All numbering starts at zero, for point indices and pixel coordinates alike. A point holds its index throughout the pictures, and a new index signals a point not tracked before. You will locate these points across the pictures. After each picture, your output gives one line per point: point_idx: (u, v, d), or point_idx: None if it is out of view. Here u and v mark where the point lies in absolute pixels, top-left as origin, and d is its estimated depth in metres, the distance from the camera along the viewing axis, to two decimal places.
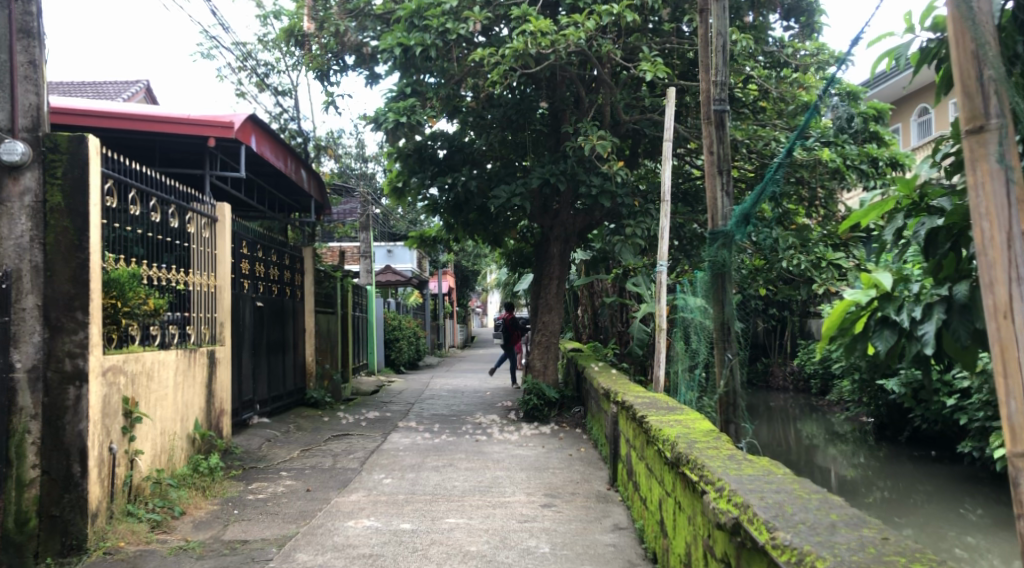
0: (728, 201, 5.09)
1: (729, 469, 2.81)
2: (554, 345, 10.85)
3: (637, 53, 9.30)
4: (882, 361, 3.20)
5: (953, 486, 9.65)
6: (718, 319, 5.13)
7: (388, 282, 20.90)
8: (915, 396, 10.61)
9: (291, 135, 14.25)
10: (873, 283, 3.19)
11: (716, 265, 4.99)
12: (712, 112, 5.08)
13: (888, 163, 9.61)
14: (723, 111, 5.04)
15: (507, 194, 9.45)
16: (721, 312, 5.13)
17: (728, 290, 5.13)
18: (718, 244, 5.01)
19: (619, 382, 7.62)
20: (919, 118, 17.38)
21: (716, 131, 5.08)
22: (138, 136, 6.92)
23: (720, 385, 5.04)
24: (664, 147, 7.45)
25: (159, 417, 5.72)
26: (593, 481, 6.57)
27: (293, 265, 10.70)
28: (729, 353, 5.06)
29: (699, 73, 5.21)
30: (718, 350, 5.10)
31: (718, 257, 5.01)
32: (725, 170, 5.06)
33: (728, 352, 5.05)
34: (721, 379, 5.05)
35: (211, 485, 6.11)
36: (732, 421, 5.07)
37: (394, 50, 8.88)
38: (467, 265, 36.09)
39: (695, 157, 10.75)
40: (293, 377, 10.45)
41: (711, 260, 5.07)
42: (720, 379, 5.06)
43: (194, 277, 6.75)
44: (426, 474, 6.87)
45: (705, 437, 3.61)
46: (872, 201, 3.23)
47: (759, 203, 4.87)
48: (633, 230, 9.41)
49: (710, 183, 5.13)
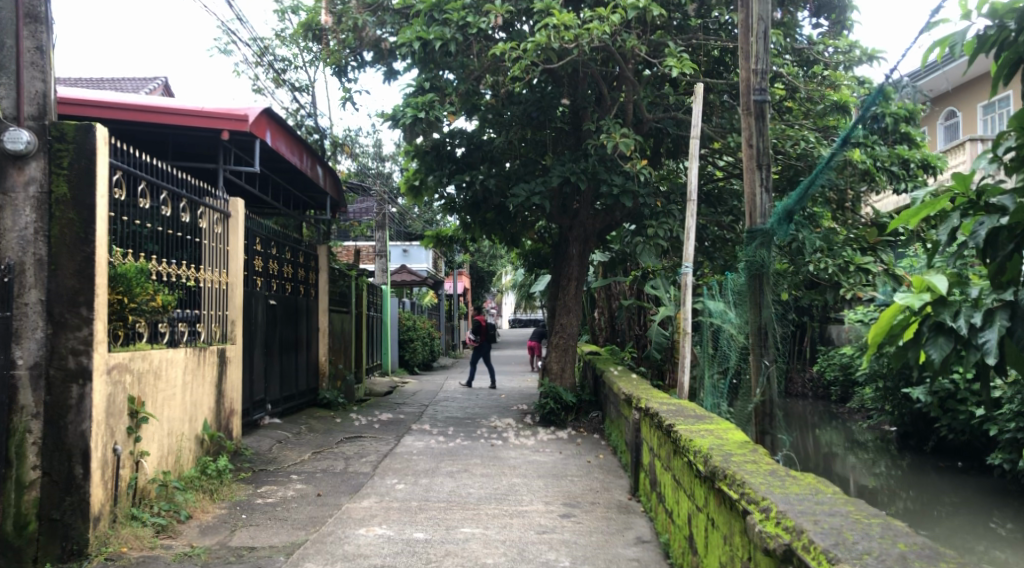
0: (766, 197, 4.88)
1: (773, 487, 2.59)
2: (572, 347, 10.60)
3: (662, 49, 9.06)
4: (935, 371, 2.91)
5: (982, 498, 9.32)
6: (754, 323, 4.89)
7: (403, 282, 20.74)
8: (942, 406, 10.33)
9: (308, 132, 14.12)
10: (926, 286, 2.90)
11: (754, 266, 4.81)
12: (752, 103, 4.91)
13: (920, 165, 9.45)
14: (763, 102, 4.88)
15: (526, 192, 9.24)
16: (757, 316, 4.89)
17: (765, 293, 4.90)
18: (757, 244, 4.81)
19: (641, 387, 7.37)
20: (946, 121, 17.02)
21: (757, 123, 4.90)
22: (152, 129, 6.79)
23: (755, 393, 4.82)
24: (692, 144, 7.17)
25: (166, 418, 5.56)
26: (613, 490, 6.34)
27: (308, 263, 10.54)
28: (766, 360, 4.83)
29: (739, 62, 5.02)
30: (754, 356, 4.87)
31: (755, 257, 4.82)
32: (764, 164, 4.87)
33: (764, 359, 4.83)
34: (757, 388, 4.81)
35: (220, 488, 5.94)
36: (768, 433, 4.81)
37: (413, 44, 8.70)
38: (483, 266, 35.98)
39: (719, 156, 10.48)
40: (306, 377, 10.28)
41: (748, 259, 4.87)
42: (756, 388, 4.84)
43: (205, 274, 6.58)
44: (440, 480, 6.65)
45: (741, 450, 3.37)
46: (926, 199, 2.94)
47: (805, 200, 4.67)
48: (655, 232, 9.16)
49: (747, 178, 4.94)
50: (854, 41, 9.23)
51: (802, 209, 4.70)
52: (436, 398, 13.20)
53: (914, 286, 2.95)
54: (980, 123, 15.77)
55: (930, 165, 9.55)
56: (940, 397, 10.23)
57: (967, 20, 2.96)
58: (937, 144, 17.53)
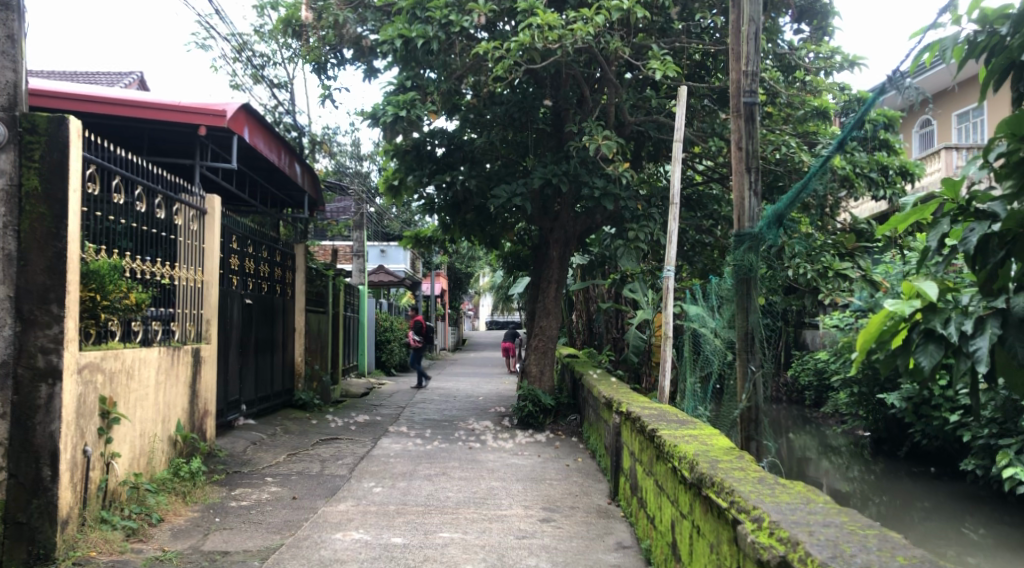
0: (755, 201, 4.86)
1: (764, 495, 2.57)
2: (551, 350, 10.56)
3: (645, 52, 9.05)
4: (924, 378, 2.91)
5: (954, 502, 9.43)
6: (741, 328, 4.88)
7: (380, 283, 20.56)
8: (916, 411, 10.42)
9: (285, 129, 13.93)
10: (916, 293, 2.89)
11: (742, 270, 4.80)
12: (742, 105, 4.89)
13: (898, 173, 9.63)
14: (753, 104, 4.86)
15: (508, 194, 9.19)
16: (745, 321, 4.87)
17: (753, 297, 4.89)
18: (745, 247, 4.79)
19: (620, 391, 7.34)
20: (921, 129, 17.26)
21: (747, 125, 4.87)
22: (127, 124, 6.64)
23: (741, 399, 4.81)
24: (675, 148, 7.15)
25: (138, 418, 5.42)
26: (592, 494, 6.30)
27: (285, 262, 10.39)
28: (753, 365, 4.82)
29: (729, 64, 5.02)
30: (741, 361, 4.86)
31: (743, 261, 4.81)
32: (754, 168, 4.84)
33: (751, 364, 4.82)
34: (743, 393, 4.79)
35: (193, 490, 5.80)
36: (753, 438, 4.81)
37: (394, 41, 8.59)
38: (461, 267, 35.88)
39: (700, 160, 10.49)
40: (281, 377, 10.12)
41: (741, 262, 4.84)
42: (742, 393, 4.83)
43: (181, 272, 6.44)
44: (418, 483, 6.57)
45: (727, 456, 3.35)
46: (916, 205, 2.95)
47: (795, 204, 4.66)
48: (636, 235, 9.10)
49: (736, 181, 4.92)
50: (835, 48, 9.30)
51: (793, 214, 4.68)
52: (413, 400, 13.08)
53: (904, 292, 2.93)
54: (954, 131, 16.01)
55: (908, 173, 9.66)
56: (915, 403, 10.32)
57: (956, 25, 2.96)
58: (912, 151, 17.78)
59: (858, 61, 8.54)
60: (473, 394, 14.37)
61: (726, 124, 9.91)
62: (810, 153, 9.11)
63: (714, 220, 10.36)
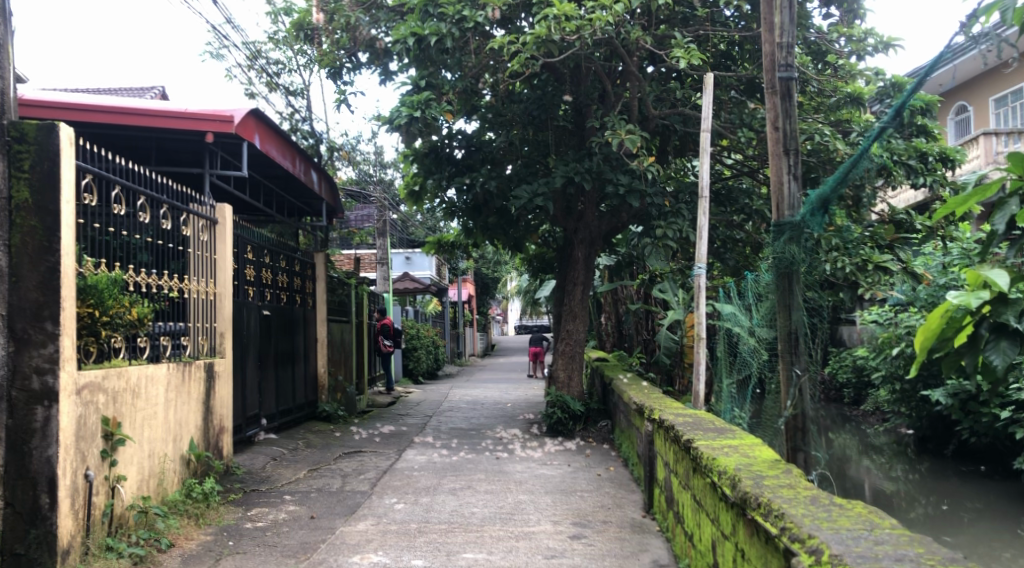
0: (795, 186, 4.52)
1: (819, 520, 2.21)
2: (579, 354, 10.20)
3: (668, 42, 8.68)
4: (997, 379, 2.54)
5: (1006, 503, 8.89)
6: (784, 328, 4.50)
7: (405, 290, 20.31)
8: (964, 408, 9.84)
9: (302, 137, 13.74)
10: (982, 282, 2.47)
11: (782, 263, 4.44)
12: (777, 81, 4.54)
13: (938, 158, 9.01)
14: (790, 79, 4.50)
15: (529, 194, 8.88)
16: (787, 320, 4.50)
17: (796, 293, 4.51)
18: (785, 239, 4.43)
19: (652, 396, 6.95)
20: (957, 116, 16.60)
21: (783, 102, 4.53)
22: (133, 134, 6.48)
23: (787, 407, 4.43)
24: (702, 138, 6.76)
25: (146, 439, 5.20)
26: (625, 507, 5.94)
27: (304, 272, 10.18)
28: (798, 369, 4.44)
29: (761, 35, 4.65)
30: (784, 364, 4.49)
31: (784, 253, 4.45)
32: (792, 150, 4.49)
33: (796, 367, 4.44)
34: (788, 400, 4.44)
35: (206, 512, 5.58)
36: (800, 449, 4.43)
37: (407, 40, 8.33)
38: (487, 272, 35.64)
39: (728, 153, 10.09)
40: (303, 390, 9.90)
41: (782, 256, 4.45)
42: (787, 400, 4.46)
43: (191, 285, 6.23)
44: (442, 499, 6.27)
45: (774, 472, 2.99)
46: (978, 183, 2.55)
47: (842, 187, 4.26)
48: (663, 232, 8.72)
49: (774, 166, 4.56)
50: (868, 30, 8.81)
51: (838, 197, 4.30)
52: (440, 409, 12.80)
53: (968, 283, 2.53)
54: (992, 116, 15.34)
55: (948, 157, 9.16)
56: (961, 399, 9.72)
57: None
58: (947, 140, 17.07)
59: (893, 43, 8.08)
60: (500, 400, 14.03)
61: (755, 114, 9.41)
62: (845, 141, 8.67)
63: (746, 214, 9.93)
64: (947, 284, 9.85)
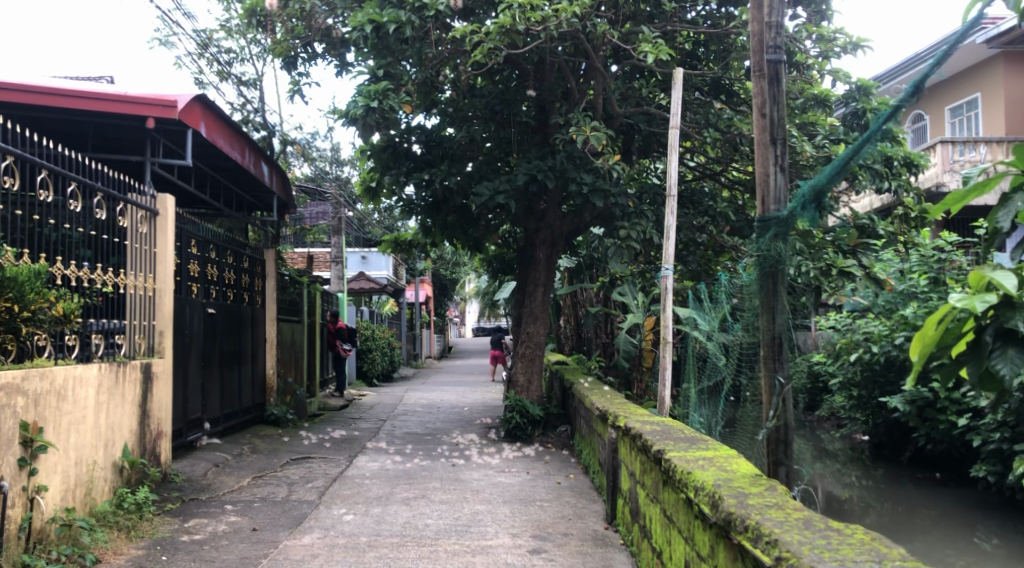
0: (782, 177, 4.20)
1: (821, 551, 2.00)
2: (539, 357, 9.94)
3: (634, 38, 8.50)
4: (1002, 388, 2.35)
5: (961, 511, 8.88)
6: (767, 331, 4.19)
7: (360, 289, 19.83)
8: (921, 415, 9.75)
9: (254, 129, 13.21)
10: (984, 285, 2.28)
11: (768, 261, 4.17)
12: (765, 64, 4.26)
13: (902, 164, 9.23)
14: (778, 62, 4.23)
15: (490, 191, 8.62)
16: (771, 322, 4.20)
17: (780, 295, 4.24)
18: (771, 235, 4.17)
19: (616, 402, 6.72)
20: (913, 125, 16.85)
21: (771, 87, 4.24)
22: (69, 117, 6.03)
23: (769, 418, 4.09)
24: (669, 135, 6.54)
25: (72, 444, 4.77)
26: (587, 518, 5.69)
27: (253, 269, 9.73)
28: (781, 377, 4.13)
29: (750, 13, 4.35)
30: (767, 372, 4.18)
31: (769, 250, 4.20)
32: (780, 139, 4.20)
33: (779, 376, 4.13)
34: (771, 410, 4.11)
35: (138, 524, 5.16)
36: (783, 464, 4.10)
37: (365, 27, 8.03)
38: (446, 274, 35.25)
39: (691, 155, 9.98)
40: (250, 392, 9.45)
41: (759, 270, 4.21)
42: (769, 411, 4.13)
43: (127, 280, 5.77)
44: (395, 509, 5.94)
45: (758, 489, 2.77)
46: (976, 180, 2.35)
47: (838, 178, 3.94)
48: (628, 233, 8.47)
49: (759, 155, 4.27)
50: (837, 29, 8.70)
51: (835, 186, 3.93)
52: (394, 412, 12.42)
53: (970, 286, 2.33)
54: (948, 126, 15.58)
55: (912, 164, 9.28)
56: (919, 405, 9.64)
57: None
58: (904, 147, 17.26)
59: (862, 44, 8.01)
60: (457, 404, 13.70)
61: (721, 114, 9.34)
62: (812, 145, 8.78)
63: (709, 217, 9.78)
64: (907, 291, 9.76)
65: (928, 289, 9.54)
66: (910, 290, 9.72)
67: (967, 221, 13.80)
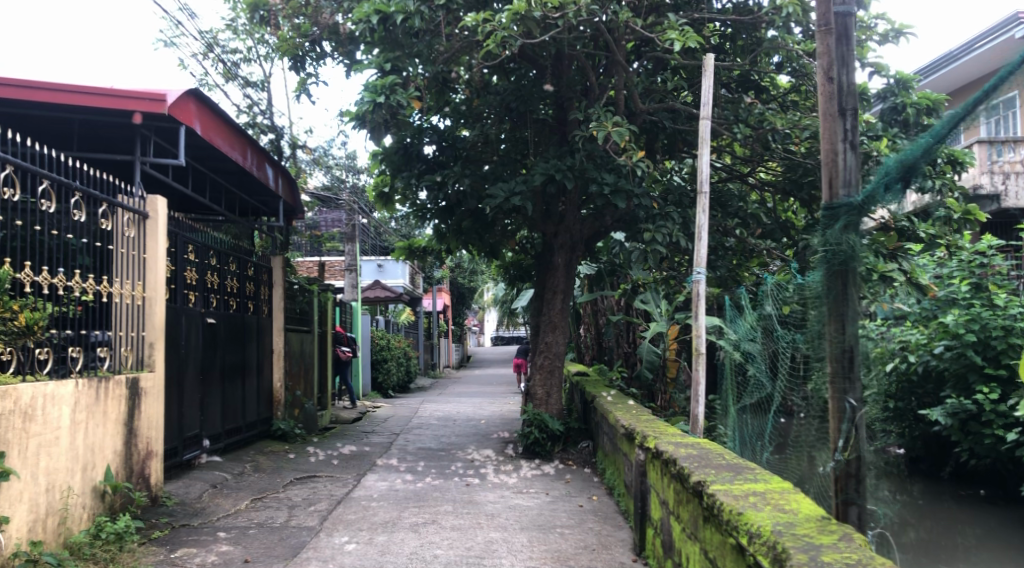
0: (853, 156, 3.45)
1: None
2: (558, 369, 9.39)
3: (658, 28, 8.02)
4: None
5: (1009, 532, 8.21)
6: (835, 344, 3.45)
7: (376, 298, 19.41)
8: (963, 428, 8.87)
9: (262, 132, 12.83)
10: None
11: (838, 257, 3.41)
12: (832, 17, 3.52)
13: (947, 161, 8.71)
14: (848, 15, 3.50)
15: (505, 192, 8.10)
16: (840, 333, 3.44)
17: (851, 298, 3.46)
18: (840, 225, 3.43)
19: (641, 419, 6.15)
20: None
21: (839, 44, 3.50)
22: (53, 114, 5.63)
23: (838, 449, 3.37)
24: (701, 127, 5.97)
25: (42, 469, 4.33)
26: (613, 549, 5.14)
27: (259, 277, 9.27)
28: (852, 399, 3.39)
29: None
30: (834, 395, 3.44)
31: (839, 244, 3.44)
32: (850, 109, 3.44)
33: (849, 398, 3.39)
34: (839, 440, 3.38)
35: (118, 557, 4.68)
36: (854, 502, 3.36)
37: (371, 18, 7.54)
38: (463, 282, 34.81)
39: (717, 155, 9.46)
40: (256, 407, 9.01)
41: (818, 272, 3.59)
42: (841, 441, 3.40)
43: (112, 287, 5.33)
44: (402, 537, 5.44)
45: (830, 541, 2.26)
46: None
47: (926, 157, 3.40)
48: (652, 236, 7.92)
49: (824, 131, 3.51)
50: (877, 16, 8.14)
51: (915, 171, 3.47)
52: (409, 426, 11.93)
53: None
54: None
55: (958, 163, 8.74)
56: (961, 418, 8.79)
57: None
58: None
59: (905, 30, 7.47)
60: (474, 417, 13.21)
61: (751, 109, 8.82)
62: None
63: (739, 219, 9.21)
64: (947, 297, 9.21)
65: (970, 294, 8.98)
66: (951, 296, 9.18)
67: (1010, 224, 13.15)
